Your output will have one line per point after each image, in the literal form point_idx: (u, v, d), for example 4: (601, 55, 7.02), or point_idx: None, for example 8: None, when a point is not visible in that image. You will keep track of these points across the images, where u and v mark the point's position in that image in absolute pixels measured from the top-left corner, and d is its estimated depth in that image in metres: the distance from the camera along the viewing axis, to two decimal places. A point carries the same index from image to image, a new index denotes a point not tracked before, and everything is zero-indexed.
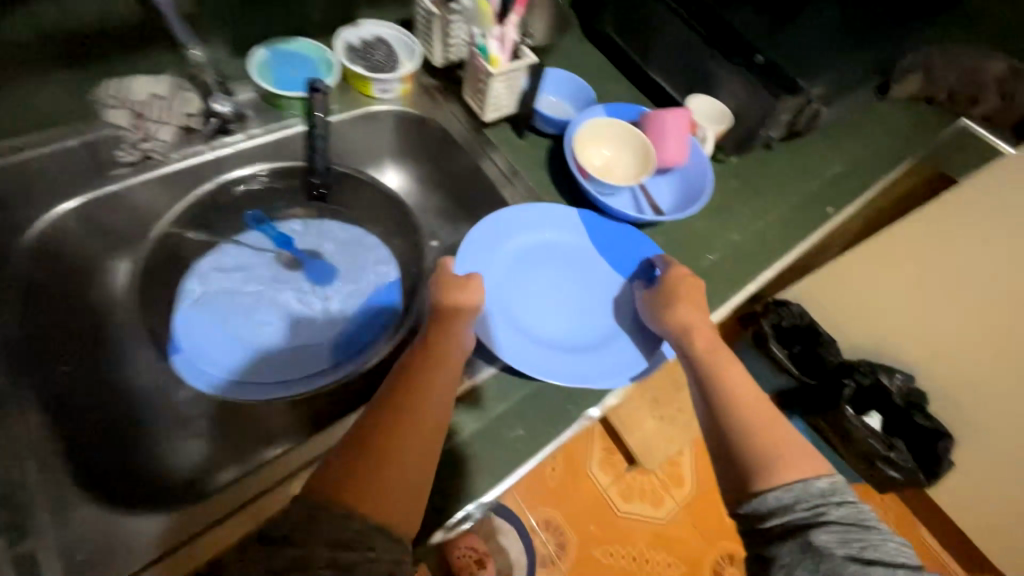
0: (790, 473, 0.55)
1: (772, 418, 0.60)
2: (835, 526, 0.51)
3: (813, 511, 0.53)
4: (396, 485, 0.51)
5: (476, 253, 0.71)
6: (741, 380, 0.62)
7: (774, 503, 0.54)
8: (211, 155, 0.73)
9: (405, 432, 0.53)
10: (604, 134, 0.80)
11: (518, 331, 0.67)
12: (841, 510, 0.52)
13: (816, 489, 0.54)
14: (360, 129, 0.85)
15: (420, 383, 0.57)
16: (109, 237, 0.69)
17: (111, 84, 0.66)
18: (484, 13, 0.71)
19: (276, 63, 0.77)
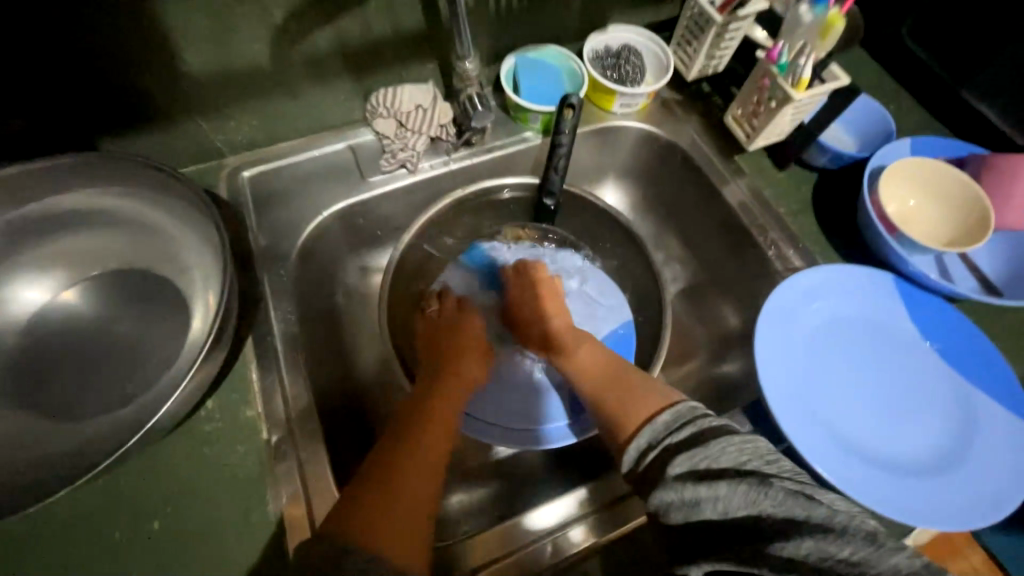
0: (646, 413, 0.50)
1: (622, 385, 0.55)
2: (682, 454, 0.43)
3: (654, 448, 0.45)
4: (399, 505, 0.44)
5: (777, 313, 0.57)
6: (590, 364, 0.60)
7: (633, 453, 0.47)
8: (453, 167, 0.72)
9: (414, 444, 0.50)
10: (914, 180, 0.63)
11: (825, 432, 0.53)
12: (681, 435, 0.45)
13: (715, 436, 0.43)
14: (590, 146, 0.79)
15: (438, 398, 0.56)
16: (357, 237, 0.73)
17: (381, 93, 0.68)
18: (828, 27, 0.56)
19: (524, 74, 0.74)
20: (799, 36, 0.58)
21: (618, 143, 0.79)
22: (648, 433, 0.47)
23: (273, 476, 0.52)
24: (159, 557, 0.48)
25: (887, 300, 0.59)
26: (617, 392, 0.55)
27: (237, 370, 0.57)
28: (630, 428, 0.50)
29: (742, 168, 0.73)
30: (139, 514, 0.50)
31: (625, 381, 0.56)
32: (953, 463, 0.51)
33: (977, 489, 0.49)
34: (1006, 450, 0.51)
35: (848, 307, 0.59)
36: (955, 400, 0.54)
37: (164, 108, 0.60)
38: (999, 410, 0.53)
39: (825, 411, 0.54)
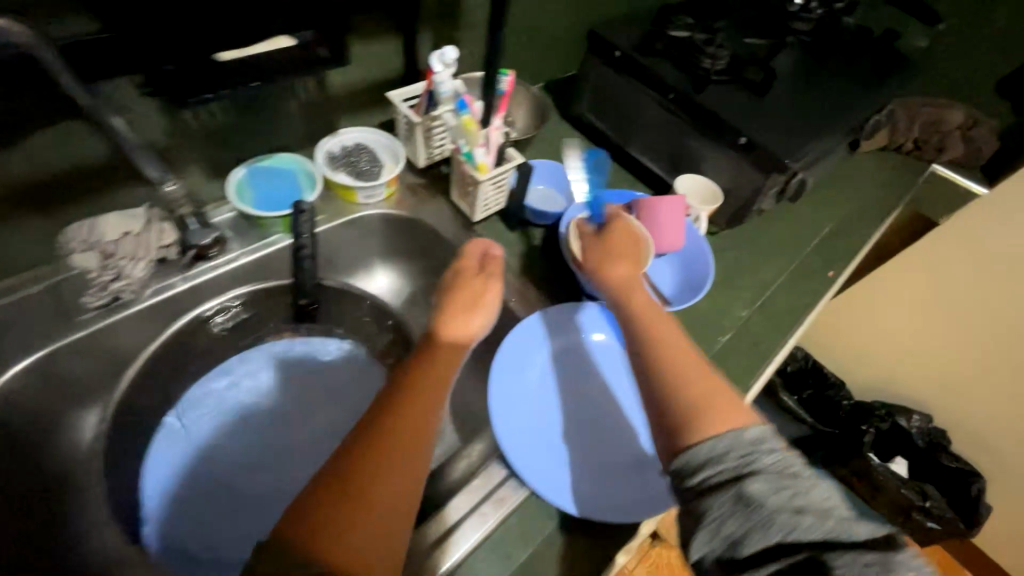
0: (711, 427, 0.52)
1: (703, 391, 0.55)
2: (765, 475, 0.47)
3: (731, 473, 0.48)
4: (354, 535, 0.48)
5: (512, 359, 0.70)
6: (681, 364, 0.58)
7: (700, 457, 0.50)
8: (189, 285, 0.69)
9: (370, 490, 0.49)
10: (599, 226, 0.77)
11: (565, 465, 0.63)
12: (770, 458, 0.48)
13: (781, 469, 0.47)
14: (347, 236, 0.82)
15: (434, 389, 0.57)
16: (76, 386, 0.64)
17: (75, 228, 0.62)
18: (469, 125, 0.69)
19: (259, 183, 0.76)
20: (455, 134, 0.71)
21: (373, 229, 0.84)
22: (705, 454, 0.50)
23: None
24: None
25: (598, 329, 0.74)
26: (680, 395, 0.55)
27: None
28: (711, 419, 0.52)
29: (483, 235, 0.83)
30: None
31: (652, 386, 0.57)
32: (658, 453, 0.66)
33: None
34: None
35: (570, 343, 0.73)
36: (654, 399, 0.71)
37: None
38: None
39: (560, 444, 0.66)
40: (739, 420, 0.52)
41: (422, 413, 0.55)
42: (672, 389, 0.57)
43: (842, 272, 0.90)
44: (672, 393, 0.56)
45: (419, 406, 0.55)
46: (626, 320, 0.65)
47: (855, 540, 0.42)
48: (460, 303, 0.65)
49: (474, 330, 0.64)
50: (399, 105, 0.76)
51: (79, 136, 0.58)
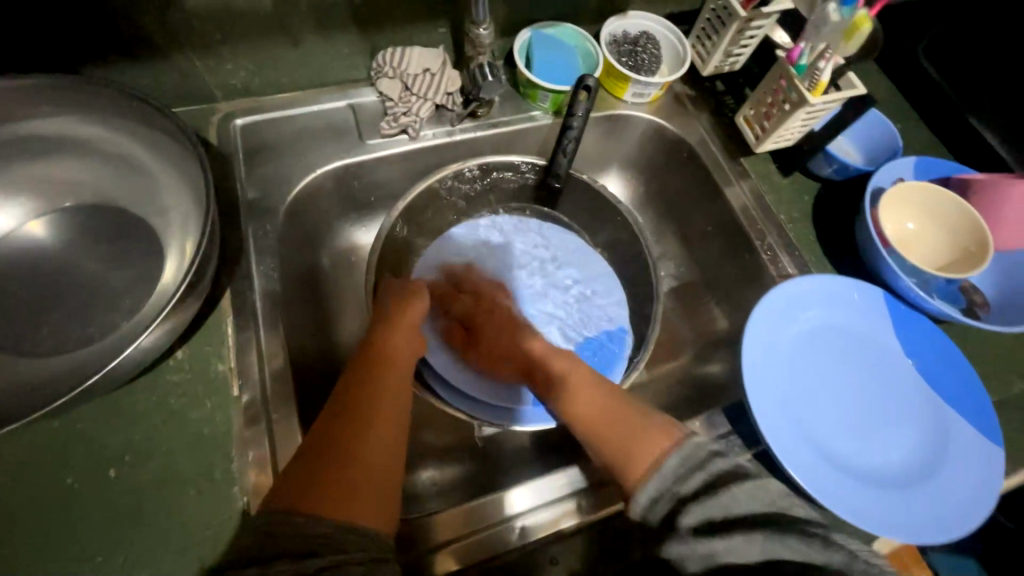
0: (644, 457, 0.45)
1: (616, 426, 0.48)
2: (697, 501, 0.41)
3: (670, 501, 0.42)
4: (360, 469, 0.42)
5: (773, 315, 0.57)
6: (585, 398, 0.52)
7: (644, 500, 0.43)
8: (455, 137, 0.70)
9: (364, 423, 0.44)
10: (913, 200, 0.63)
11: (801, 436, 0.53)
12: (695, 480, 0.42)
13: (727, 482, 0.41)
14: (600, 133, 0.77)
15: (384, 379, 0.49)
16: (349, 200, 0.71)
17: (388, 54, 0.66)
18: (853, 28, 0.55)
19: (539, 50, 0.71)
20: (823, 37, 0.57)
21: (624, 132, 0.77)
22: (657, 483, 0.43)
23: (236, 426, 0.51)
24: (113, 498, 0.46)
25: (879, 316, 0.59)
26: (610, 428, 0.48)
27: (213, 319, 0.55)
28: (636, 468, 0.45)
29: (748, 170, 0.72)
30: (93, 449, 0.48)
31: (621, 410, 0.49)
32: (928, 474, 0.51)
33: (944, 499, 0.50)
34: (977, 464, 0.51)
35: (848, 323, 0.59)
36: (933, 411, 0.55)
37: (157, 40, 0.57)
38: (970, 425, 0.54)
39: (801, 404, 0.54)
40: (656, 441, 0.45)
41: (379, 396, 0.47)
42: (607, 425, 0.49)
43: None
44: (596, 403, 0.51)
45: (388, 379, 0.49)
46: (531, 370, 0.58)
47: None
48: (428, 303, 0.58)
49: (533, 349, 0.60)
50: None
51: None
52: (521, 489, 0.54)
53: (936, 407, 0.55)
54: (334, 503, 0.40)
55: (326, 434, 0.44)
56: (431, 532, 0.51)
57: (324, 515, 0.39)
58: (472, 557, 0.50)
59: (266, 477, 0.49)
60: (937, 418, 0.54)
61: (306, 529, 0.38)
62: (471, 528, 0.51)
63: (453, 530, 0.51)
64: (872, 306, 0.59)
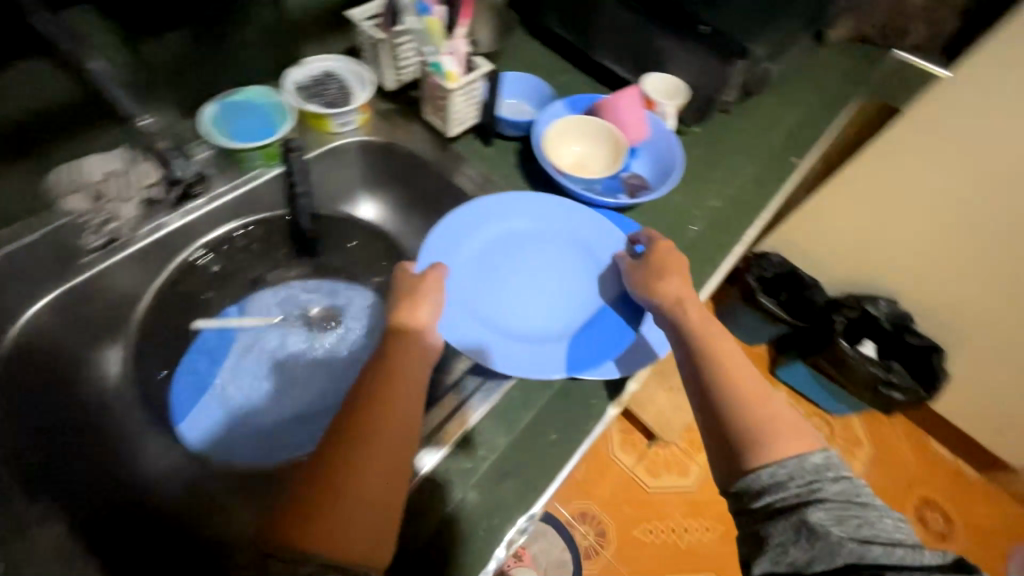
0: (785, 450, 0.54)
1: (774, 415, 0.56)
2: (832, 506, 0.51)
3: (798, 497, 0.51)
4: (345, 516, 0.48)
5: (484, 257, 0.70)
6: (739, 378, 0.59)
7: (765, 476, 0.53)
8: (179, 222, 0.71)
9: (336, 488, 0.49)
10: (569, 132, 0.81)
11: (555, 339, 0.64)
12: (836, 487, 0.52)
13: (864, 497, 0.52)
14: (329, 167, 0.84)
15: (350, 456, 0.50)
16: (89, 326, 0.67)
17: (60, 171, 0.65)
18: (434, 28, 0.69)
19: (230, 116, 0.75)
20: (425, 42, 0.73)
21: (350, 159, 0.85)
22: (788, 469, 0.53)
23: None
24: None
25: (573, 219, 0.74)
26: (767, 412, 0.56)
27: None
28: (784, 442, 0.54)
29: (460, 152, 0.85)
30: None
31: (763, 399, 0.57)
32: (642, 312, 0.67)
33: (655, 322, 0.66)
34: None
35: (551, 236, 0.73)
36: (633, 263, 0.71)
37: None
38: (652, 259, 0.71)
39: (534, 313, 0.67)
40: (805, 444, 0.55)
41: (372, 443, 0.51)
42: (756, 400, 0.57)
43: (805, 156, 0.92)
44: (744, 380, 0.59)
45: (394, 390, 0.54)
46: (686, 332, 0.61)
47: (900, 561, 0.48)
48: (435, 310, 0.60)
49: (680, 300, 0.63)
50: (362, 24, 0.76)
51: (44, 74, 0.59)
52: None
53: (630, 264, 0.71)
54: (331, 539, 0.47)
55: (331, 475, 0.49)
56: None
57: (322, 552, 0.46)
58: None
59: None
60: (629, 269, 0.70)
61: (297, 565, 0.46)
62: None
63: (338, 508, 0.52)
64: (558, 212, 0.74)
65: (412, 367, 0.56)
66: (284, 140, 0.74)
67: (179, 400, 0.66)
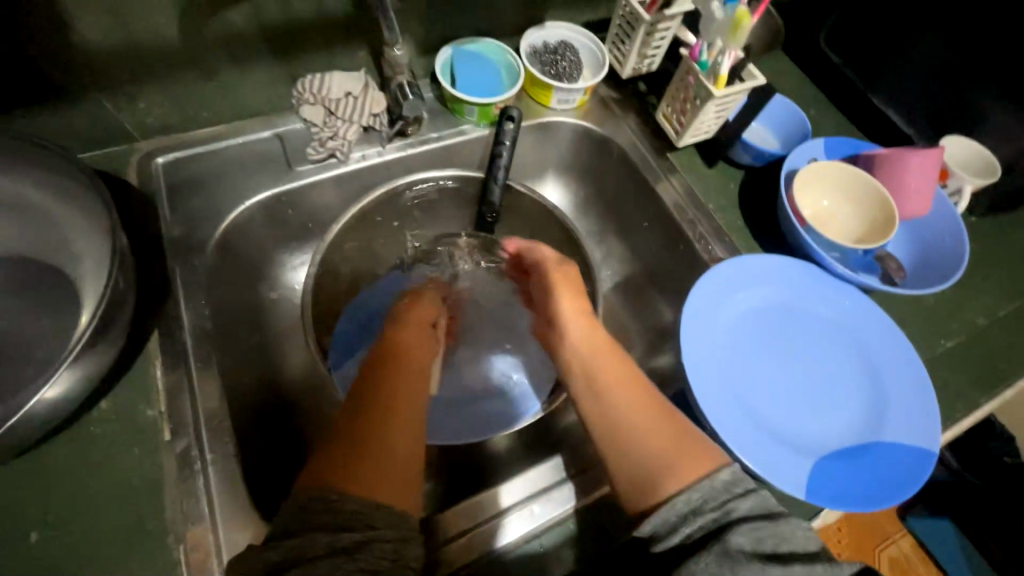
0: (687, 471, 0.45)
1: (677, 434, 0.48)
2: (750, 527, 0.39)
3: (715, 520, 0.41)
4: (383, 463, 0.44)
5: (713, 292, 0.58)
6: (639, 402, 0.50)
7: (670, 517, 0.42)
8: (387, 156, 0.70)
9: (363, 443, 0.44)
10: (825, 180, 0.66)
11: (764, 434, 0.52)
12: (745, 505, 0.41)
13: (779, 512, 0.41)
14: (532, 142, 0.78)
15: (382, 421, 0.46)
16: (283, 229, 0.70)
17: (308, 80, 0.66)
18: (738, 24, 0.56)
19: (462, 64, 0.73)
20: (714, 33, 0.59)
21: (558, 138, 0.79)
22: (700, 490, 0.43)
23: (170, 471, 0.49)
24: (37, 562, 0.44)
25: (826, 299, 0.60)
26: (642, 422, 0.49)
27: (137, 367, 0.53)
28: (675, 478, 0.44)
29: (676, 166, 0.74)
30: (16, 514, 0.45)
31: (672, 421, 0.49)
32: (879, 429, 0.53)
33: (894, 445, 0.52)
34: (918, 400, 0.54)
35: (792, 308, 0.60)
36: (868, 364, 0.57)
37: (68, 86, 0.56)
38: (918, 393, 0.54)
39: (741, 385, 0.54)
40: (709, 462, 0.45)
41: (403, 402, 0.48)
42: (655, 432, 0.48)
43: None
44: (646, 406, 0.50)
45: (411, 397, 0.49)
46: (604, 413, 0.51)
47: None
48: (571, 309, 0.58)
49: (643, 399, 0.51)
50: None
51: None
52: (516, 481, 0.55)
53: (881, 381, 0.56)
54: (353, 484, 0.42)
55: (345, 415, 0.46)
56: (439, 529, 0.52)
57: (341, 488, 0.41)
58: (473, 551, 0.51)
59: (198, 517, 0.48)
60: (878, 388, 0.55)
61: (333, 503, 0.40)
62: (472, 523, 0.52)
63: (458, 524, 0.52)
64: (810, 283, 0.60)
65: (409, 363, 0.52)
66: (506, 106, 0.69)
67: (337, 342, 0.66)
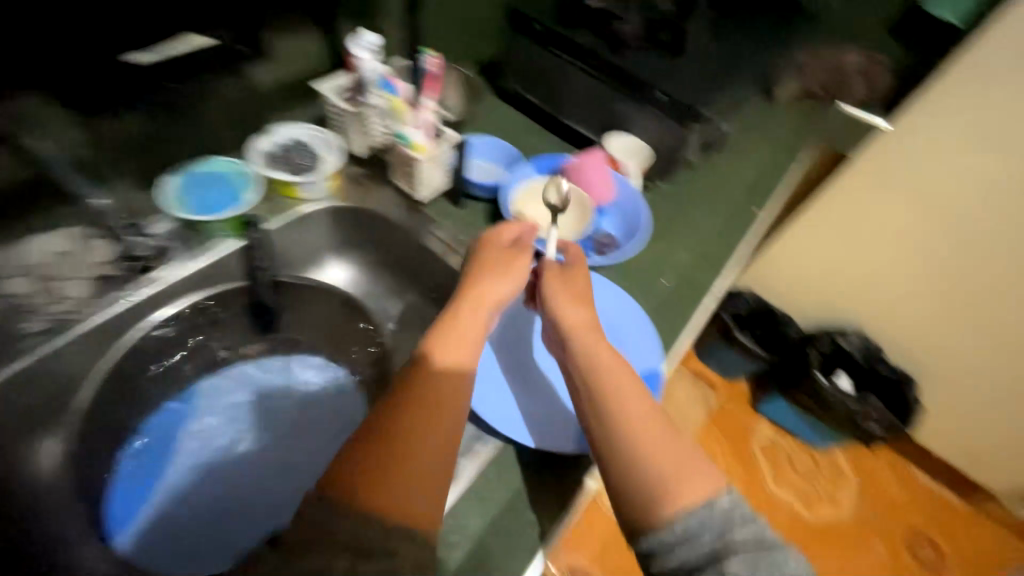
0: (690, 496, 0.50)
1: (684, 455, 0.53)
2: (743, 554, 0.47)
3: (711, 547, 0.47)
4: (392, 483, 0.49)
5: None
6: (639, 413, 0.56)
7: (671, 535, 0.49)
8: (136, 300, 0.68)
9: (387, 478, 0.49)
10: (536, 193, 0.82)
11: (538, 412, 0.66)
12: (744, 533, 0.48)
13: (772, 546, 0.48)
14: (296, 232, 0.82)
15: (387, 451, 0.50)
16: (32, 410, 0.63)
17: (14, 254, 0.66)
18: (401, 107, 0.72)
19: (190, 189, 0.73)
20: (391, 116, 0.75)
21: (320, 220, 0.84)
22: (702, 515, 0.49)
23: None
24: None
25: None
26: (646, 449, 0.53)
27: None
28: (670, 505, 0.50)
29: (429, 214, 0.85)
30: None
31: (676, 430, 0.55)
32: (619, 370, 0.69)
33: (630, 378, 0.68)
34: (638, 334, 0.71)
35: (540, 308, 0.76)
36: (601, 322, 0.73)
37: None
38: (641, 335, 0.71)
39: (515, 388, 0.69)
40: (709, 487, 0.51)
41: (409, 445, 0.51)
42: (659, 451, 0.53)
43: (765, 208, 0.95)
44: (641, 411, 0.56)
45: (422, 423, 0.53)
46: (589, 388, 0.58)
47: None
48: (554, 289, 0.67)
49: (610, 361, 0.60)
50: (328, 98, 0.77)
51: (35, 138, 0.63)
52: None
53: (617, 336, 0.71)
54: (396, 501, 0.48)
55: (363, 461, 0.50)
56: None
57: (378, 507, 0.48)
58: None
59: None
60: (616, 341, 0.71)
61: (335, 513, 0.47)
62: None
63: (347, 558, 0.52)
64: None
65: (444, 396, 0.55)
66: (250, 218, 0.73)
67: (120, 502, 0.64)
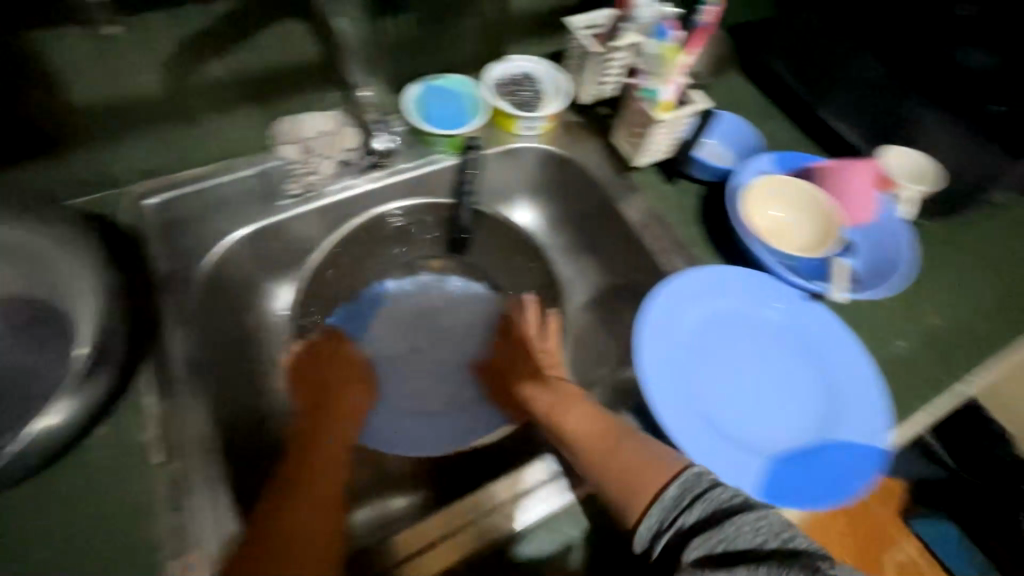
0: (654, 484, 0.50)
1: (660, 453, 0.54)
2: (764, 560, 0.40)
3: (724, 544, 0.42)
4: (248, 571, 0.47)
5: (668, 303, 0.61)
6: (598, 438, 0.58)
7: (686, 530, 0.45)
8: (364, 189, 0.75)
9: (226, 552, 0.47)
10: (771, 193, 0.70)
11: (716, 433, 0.55)
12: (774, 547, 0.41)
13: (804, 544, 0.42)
14: (503, 166, 0.83)
15: (273, 542, 0.50)
16: (269, 260, 0.75)
17: (284, 122, 0.70)
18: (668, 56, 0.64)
19: (432, 99, 0.77)
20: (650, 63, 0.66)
21: (526, 162, 0.84)
22: (702, 506, 0.46)
23: (161, 493, 0.53)
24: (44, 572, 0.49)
25: (778, 302, 0.63)
26: (602, 461, 0.55)
27: (131, 396, 0.58)
28: (643, 499, 0.50)
29: (637, 183, 0.79)
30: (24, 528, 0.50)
31: (617, 450, 0.55)
32: (828, 430, 0.56)
33: (842, 442, 0.54)
34: (865, 397, 0.57)
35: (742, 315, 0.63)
36: (808, 361, 0.60)
37: (64, 143, 0.62)
38: (863, 392, 0.57)
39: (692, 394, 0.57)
40: (659, 475, 0.51)
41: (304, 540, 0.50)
42: (613, 455, 0.55)
43: None
44: (599, 436, 0.58)
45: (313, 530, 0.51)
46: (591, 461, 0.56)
47: None
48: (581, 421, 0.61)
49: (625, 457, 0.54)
50: (577, 33, 0.72)
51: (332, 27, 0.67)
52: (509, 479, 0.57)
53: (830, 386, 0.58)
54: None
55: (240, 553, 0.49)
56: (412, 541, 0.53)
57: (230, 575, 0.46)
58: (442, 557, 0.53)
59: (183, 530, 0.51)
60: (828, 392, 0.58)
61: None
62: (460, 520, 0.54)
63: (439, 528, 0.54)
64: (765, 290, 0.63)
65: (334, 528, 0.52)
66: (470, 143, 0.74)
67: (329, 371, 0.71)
